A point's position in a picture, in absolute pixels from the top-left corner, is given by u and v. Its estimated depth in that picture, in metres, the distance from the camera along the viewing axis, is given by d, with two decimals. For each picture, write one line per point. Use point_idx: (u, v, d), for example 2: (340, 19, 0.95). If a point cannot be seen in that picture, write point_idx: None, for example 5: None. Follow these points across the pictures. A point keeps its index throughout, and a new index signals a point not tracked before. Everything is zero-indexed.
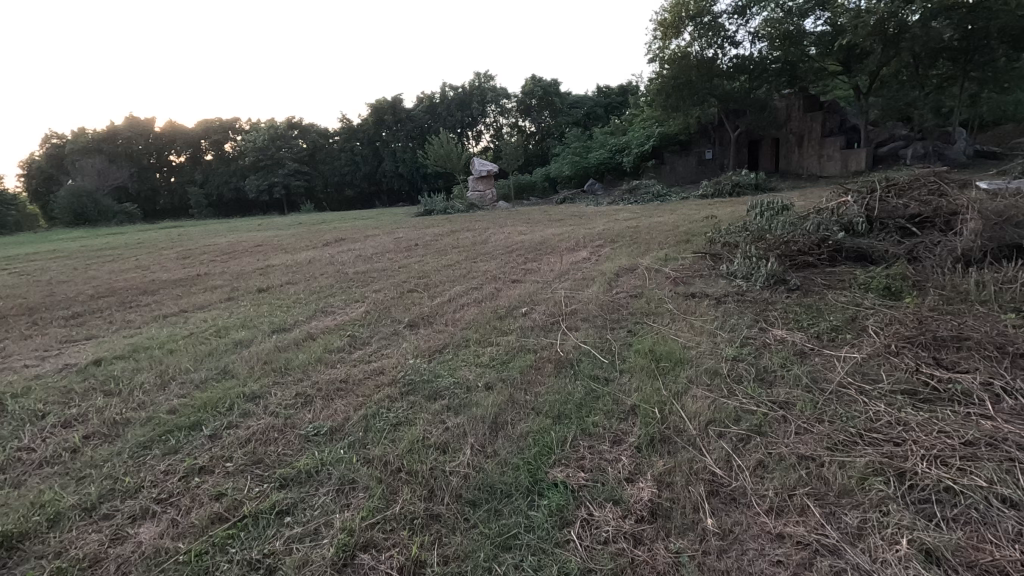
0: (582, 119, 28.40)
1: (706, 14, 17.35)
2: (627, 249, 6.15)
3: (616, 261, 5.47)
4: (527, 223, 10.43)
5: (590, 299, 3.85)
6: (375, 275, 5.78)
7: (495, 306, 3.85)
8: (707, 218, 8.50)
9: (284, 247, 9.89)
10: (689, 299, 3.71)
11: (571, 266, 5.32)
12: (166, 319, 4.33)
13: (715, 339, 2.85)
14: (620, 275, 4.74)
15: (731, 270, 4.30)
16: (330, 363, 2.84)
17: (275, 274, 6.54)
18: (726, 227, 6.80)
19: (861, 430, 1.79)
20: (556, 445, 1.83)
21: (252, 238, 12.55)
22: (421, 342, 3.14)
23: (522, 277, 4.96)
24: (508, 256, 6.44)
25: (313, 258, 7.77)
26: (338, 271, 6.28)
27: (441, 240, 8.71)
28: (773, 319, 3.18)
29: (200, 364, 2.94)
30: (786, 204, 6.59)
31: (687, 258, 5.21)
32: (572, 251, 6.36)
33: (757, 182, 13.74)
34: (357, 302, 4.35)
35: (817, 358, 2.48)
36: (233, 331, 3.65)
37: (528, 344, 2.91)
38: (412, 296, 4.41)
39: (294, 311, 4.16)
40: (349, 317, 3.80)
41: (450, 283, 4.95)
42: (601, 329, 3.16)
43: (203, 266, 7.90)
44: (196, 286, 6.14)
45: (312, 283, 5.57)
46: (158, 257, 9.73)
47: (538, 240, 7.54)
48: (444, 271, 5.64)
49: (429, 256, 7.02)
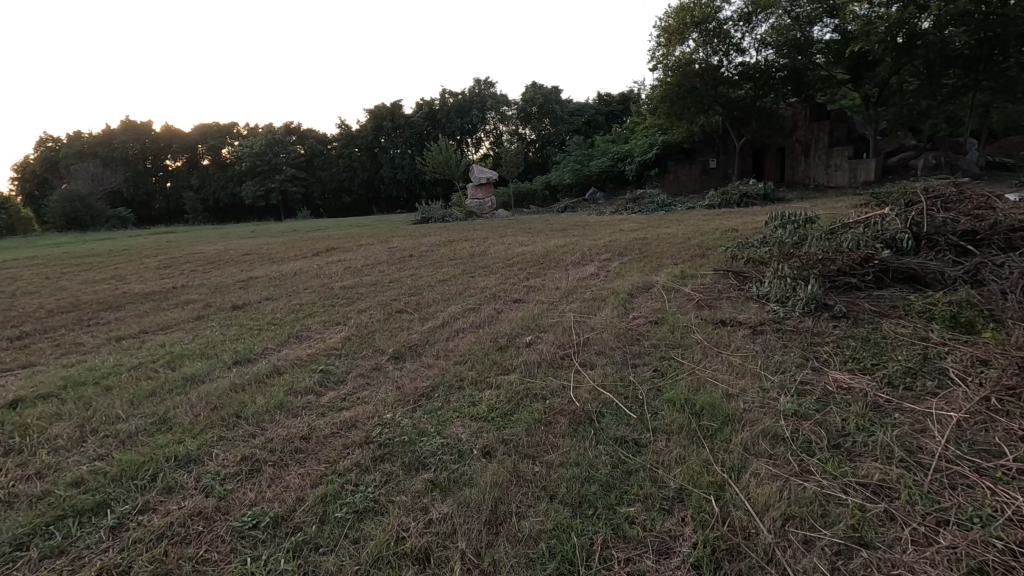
0: (582, 127, 28.13)
1: (712, 20, 16.98)
2: (639, 264, 5.66)
3: (627, 277, 4.98)
4: (529, 232, 9.97)
5: (605, 326, 3.34)
6: (363, 290, 5.28)
7: (494, 333, 3.35)
8: (720, 230, 8.03)
9: (272, 257, 9.39)
10: (719, 328, 3.20)
11: (578, 283, 4.83)
12: (119, 343, 3.80)
13: (762, 385, 2.34)
14: (635, 296, 4.23)
15: (763, 292, 3.81)
16: (292, 411, 2.32)
17: (255, 288, 6.03)
18: (744, 241, 6.32)
19: (1012, 545, 1.29)
20: (580, 562, 1.33)
21: (242, 246, 12.07)
22: (406, 382, 2.63)
23: (525, 296, 4.46)
24: (509, 270, 5.95)
25: (301, 269, 7.27)
26: (324, 285, 5.78)
27: (438, 250, 8.22)
28: (826, 355, 2.67)
29: (134, 408, 2.42)
30: (811, 217, 6.12)
31: (707, 275, 4.72)
32: (579, 266, 5.86)
33: (766, 192, 13.30)
34: (338, 325, 3.85)
35: (901, 416, 1.98)
36: (191, 361, 3.13)
37: (534, 387, 2.41)
38: (401, 319, 3.90)
39: (264, 336, 3.64)
40: (325, 345, 3.29)
41: (445, 303, 4.43)
42: (621, 366, 2.66)
43: (183, 277, 7.38)
44: (167, 300, 5.62)
45: (294, 300, 5.04)
46: (138, 266, 9.23)
47: (542, 252, 7.05)
48: (439, 288, 5.14)
49: (424, 269, 6.53)
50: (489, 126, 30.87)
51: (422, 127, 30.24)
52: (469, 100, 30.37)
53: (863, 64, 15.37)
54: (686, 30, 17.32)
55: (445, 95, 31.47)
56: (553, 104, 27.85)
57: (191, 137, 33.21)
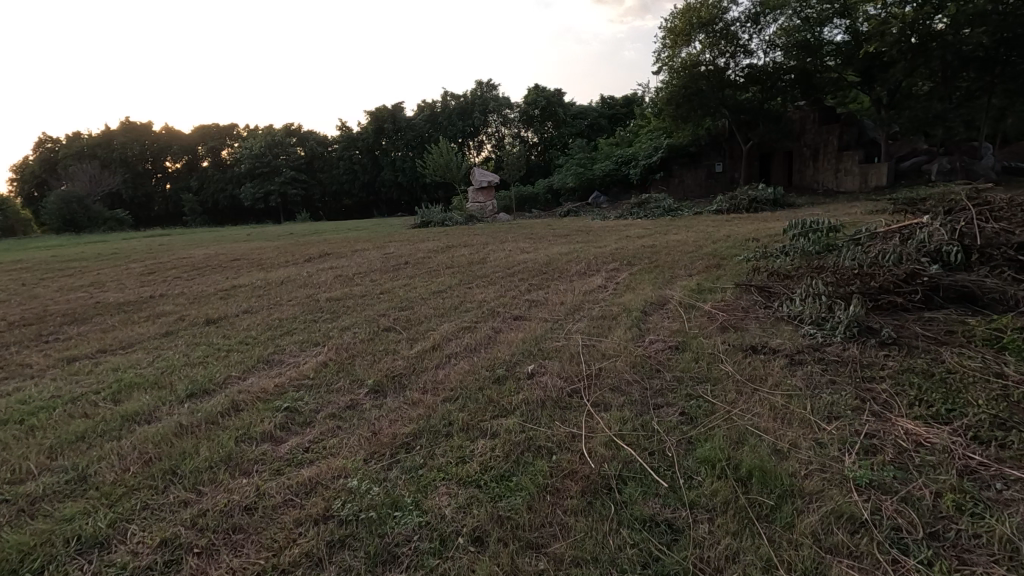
0: (585, 131, 27.80)
1: (719, 21, 16.58)
2: (649, 275, 5.24)
3: (638, 291, 4.56)
4: (531, 238, 9.58)
5: (618, 352, 2.92)
6: (351, 303, 4.86)
7: (491, 360, 2.93)
8: (733, 238, 7.62)
9: (262, 262, 8.98)
10: (750, 357, 2.78)
11: (585, 298, 4.41)
12: (69, 366, 3.38)
13: (817, 437, 1.91)
14: (649, 314, 3.80)
15: (795, 312, 3.38)
16: (241, 467, 1.90)
17: (237, 298, 5.62)
18: (761, 251, 5.90)
19: None
20: None
21: (235, 251, 11.69)
22: (385, 425, 2.20)
23: (526, 312, 4.05)
24: (510, 280, 5.55)
25: (290, 277, 6.87)
26: (309, 297, 5.36)
27: (435, 258, 7.81)
28: (886, 395, 2.24)
29: (49, 460, 1.99)
30: (834, 225, 5.68)
31: (726, 290, 4.29)
32: (585, 277, 5.43)
33: (776, 198, 12.88)
34: (316, 347, 3.44)
35: (1009, 490, 1.55)
36: (141, 391, 2.71)
37: (538, 437, 1.99)
38: (388, 338, 3.50)
39: (231, 359, 3.22)
40: (298, 372, 2.88)
41: (437, 320, 4.00)
42: (641, 409, 2.24)
43: (164, 285, 6.98)
44: (139, 312, 5.19)
45: (274, 314, 4.62)
46: (122, 271, 8.84)
47: (546, 261, 6.62)
48: (434, 301, 4.73)
49: (419, 278, 6.12)
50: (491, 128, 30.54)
51: (424, 130, 29.91)
52: (471, 103, 30.00)
53: (876, 66, 14.94)
54: (693, 31, 16.92)
55: (447, 98, 31.11)
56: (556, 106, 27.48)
57: (190, 139, 32.89)
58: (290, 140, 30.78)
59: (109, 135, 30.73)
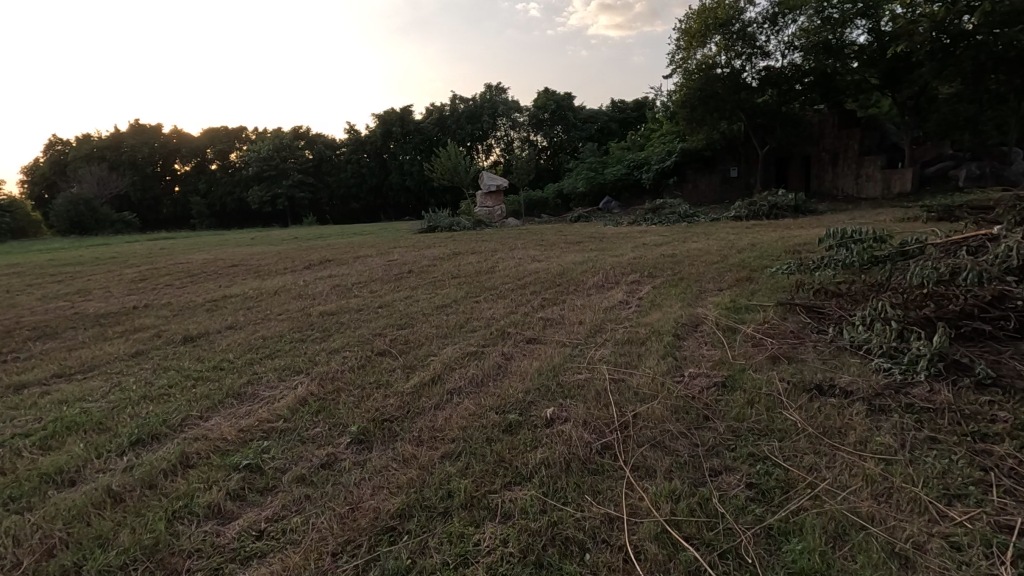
0: (596, 135, 27.38)
1: (736, 22, 16.07)
2: (675, 290, 4.74)
3: (665, 309, 4.07)
4: (541, 245, 9.13)
5: (655, 392, 2.44)
6: (344, 319, 4.39)
7: (500, 399, 2.45)
8: (759, 249, 7.11)
9: (259, 269, 8.56)
10: (819, 400, 2.28)
11: (605, 317, 3.92)
12: (13, 396, 2.93)
13: (943, 536, 1.41)
14: (683, 339, 3.29)
15: (859, 340, 2.86)
16: (169, 566, 1.43)
17: (224, 311, 5.17)
18: (797, 263, 5.38)
19: None
20: None
21: (235, 256, 11.31)
22: (368, 496, 1.72)
23: (541, 334, 3.56)
24: (520, 293, 5.07)
25: (286, 287, 6.41)
26: (300, 311, 4.90)
27: (440, 266, 7.36)
28: (1014, 465, 1.73)
29: None
30: (880, 235, 5.14)
31: (767, 310, 3.78)
32: (605, 291, 4.93)
33: (797, 204, 12.34)
34: (299, 376, 2.97)
35: None
36: (77, 437, 2.23)
37: (564, 526, 1.51)
38: (383, 365, 3.04)
39: (196, 392, 2.74)
40: (271, 412, 2.41)
41: (439, 342, 3.52)
42: (695, 477, 1.75)
43: (151, 294, 6.56)
44: (115, 326, 4.76)
45: (258, 332, 4.15)
46: (115, 277, 8.47)
47: (559, 271, 6.12)
48: (436, 317, 4.27)
49: (422, 289, 5.67)
50: (500, 132, 30.24)
51: (432, 133, 29.61)
52: (480, 106, 29.71)
53: (901, 67, 14.36)
54: (709, 32, 16.38)
55: (456, 101, 30.83)
56: (566, 110, 27.08)
57: (199, 141, 32.75)
58: (297, 143, 30.56)
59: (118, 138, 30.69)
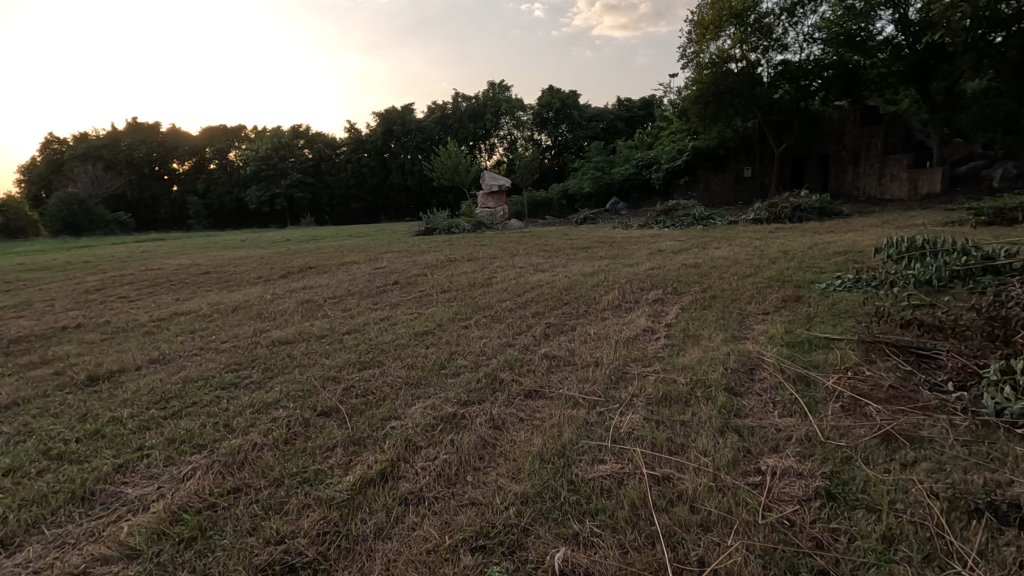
0: (601, 134, 26.67)
1: (752, 12, 15.09)
2: (711, 314, 3.83)
3: (704, 343, 3.16)
4: (545, 251, 8.30)
5: (723, 510, 1.55)
6: (296, 354, 3.48)
7: (479, 521, 1.57)
8: (796, 258, 6.18)
9: (231, 278, 7.70)
10: (1007, 543, 1.37)
11: (627, 357, 3.00)
12: None
13: None
14: (740, 396, 2.39)
15: (1012, 412, 1.95)
16: None
17: (160, 336, 4.27)
18: (854, 279, 4.50)
19: None
20: None
21: (216, 261, 10.48)
22: None
23: (544, 384, 2.64)
24: (518, 315, 4.16)
25: (250, 302, 5.52)
26: (247, 338, 3.98)
27: (430, 277, 6.47)
28: None
29: None
30: (958, 247, 4.23)
31: (841, 350, 2.87)
32: (622, 315, 4.04)
33: (823, 205, 11.41)
34: (196, 455, 2.08)
35: None
36: None
37: None
38: (323, 438, 2.16)
39: (28, 490, 1.84)
40: (114, 543, 1.52)
41: (407, 394, 2.62)
42: None
43: (95, 310, 5.67)
44: (17, 357, 3.84)
45: (184, 370, 3.24)
46: (72, 286, 7.61)
47: (565, 286, 5.21)
48: (412, 350, 3.38)
49: (404, 308, 4.77)
50: (503, 131, 29.55)
51: (434, 132, 28.94)
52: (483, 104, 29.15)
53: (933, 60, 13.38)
54: (723, 24, 15.43)
55: (458, 99, 30.20)
56: (570, 109, 26.36)
57: (197, 141, 32.06)
58: (296, 142, 29.84)
59: (116, 136, 30.05)
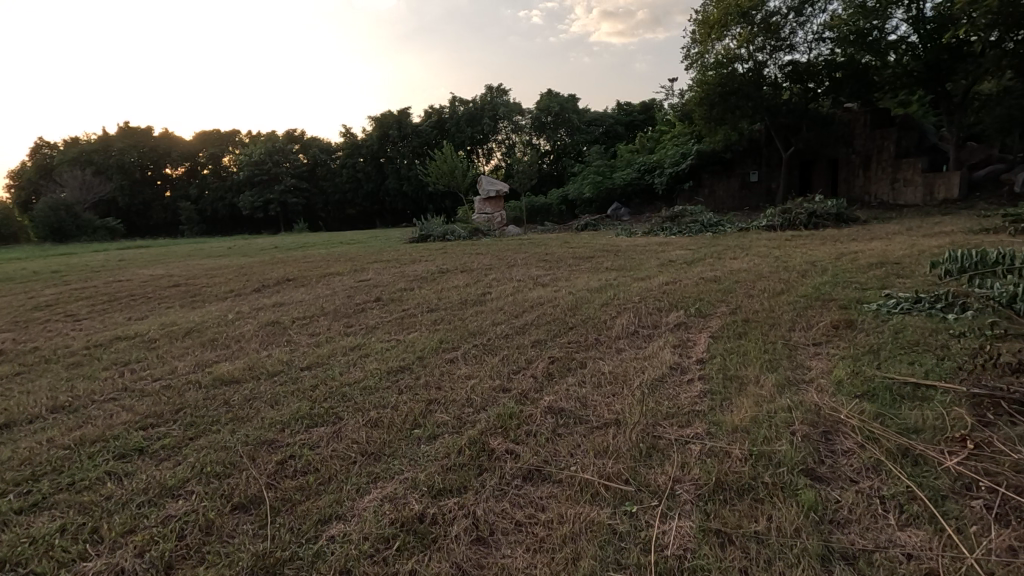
0: (601, 138, 26.11)
1: (759, 10, 14.41)
2: (751, 347, 3.10)
3: (753, 390, 2.44)
4: (547, 261, 7.60)
5: None
6: (233, 402, 2.72)
7: None
8: (828, 271, 5.50)
9: (200, 292, 6.99)
10: None
11: (658, 414, 2.25)
12: None
13: None
14: (826, 485, 1.69)
15: None
16: None
17: (80, 370, 3.52)
18: (913, 299, 3.79)
19: None
20: None
21: (194, 271, 9.76)
22: None
23: (547, 461, 1.93)
24: (515, 346, 3.42)
25: (207, 324, 4.77)
26: (182, 376, 3.23)
27: (417, 292, 5.75)
28: None
29: None
30: None
31: (943, 406, 2.15)
32: (641, 346, 3.32)
33: (840, 211, 10.74)
34: None
35: None
36: None
37: None
38: (224, 565, 1.46)
39: None
40: None
41: (362, 472, 1.91)
42: None
43: (29, 332, 4.92)
44: None
45: (83, 426, 2.51)
46: (25, 300, 6.87)
47: (571, 305, 4.50)
48: (379, 397, 2.65)
49: (380, 333, 4.06)
50: (501, 135, 28.91)
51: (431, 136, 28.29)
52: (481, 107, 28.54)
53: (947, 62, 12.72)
54: (730, 22, 14.75)
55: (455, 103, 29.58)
56: (570, 113, 25.91)
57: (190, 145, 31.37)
58: (290, 147, 29.17)
59: (107, 141, 29.33)
